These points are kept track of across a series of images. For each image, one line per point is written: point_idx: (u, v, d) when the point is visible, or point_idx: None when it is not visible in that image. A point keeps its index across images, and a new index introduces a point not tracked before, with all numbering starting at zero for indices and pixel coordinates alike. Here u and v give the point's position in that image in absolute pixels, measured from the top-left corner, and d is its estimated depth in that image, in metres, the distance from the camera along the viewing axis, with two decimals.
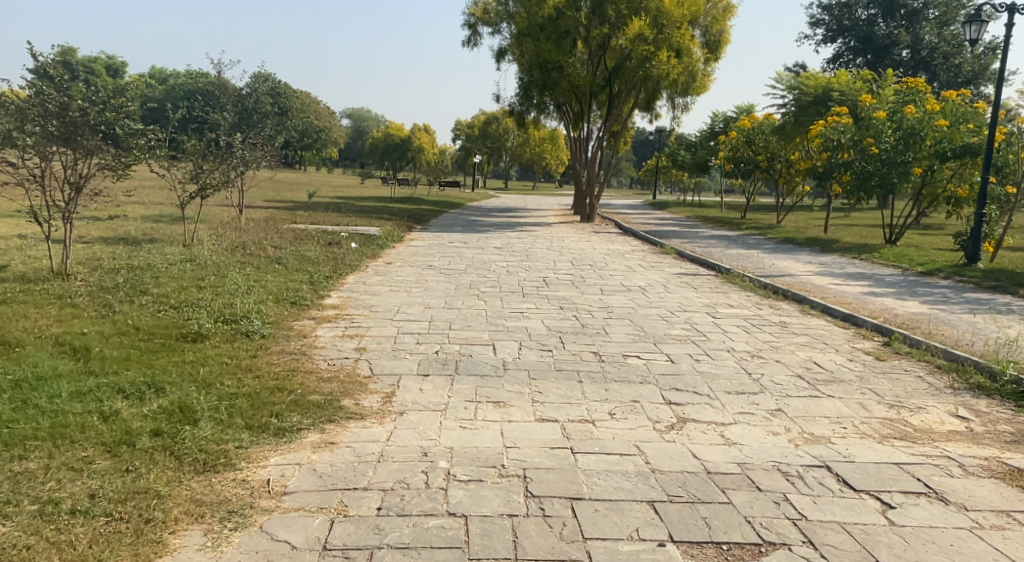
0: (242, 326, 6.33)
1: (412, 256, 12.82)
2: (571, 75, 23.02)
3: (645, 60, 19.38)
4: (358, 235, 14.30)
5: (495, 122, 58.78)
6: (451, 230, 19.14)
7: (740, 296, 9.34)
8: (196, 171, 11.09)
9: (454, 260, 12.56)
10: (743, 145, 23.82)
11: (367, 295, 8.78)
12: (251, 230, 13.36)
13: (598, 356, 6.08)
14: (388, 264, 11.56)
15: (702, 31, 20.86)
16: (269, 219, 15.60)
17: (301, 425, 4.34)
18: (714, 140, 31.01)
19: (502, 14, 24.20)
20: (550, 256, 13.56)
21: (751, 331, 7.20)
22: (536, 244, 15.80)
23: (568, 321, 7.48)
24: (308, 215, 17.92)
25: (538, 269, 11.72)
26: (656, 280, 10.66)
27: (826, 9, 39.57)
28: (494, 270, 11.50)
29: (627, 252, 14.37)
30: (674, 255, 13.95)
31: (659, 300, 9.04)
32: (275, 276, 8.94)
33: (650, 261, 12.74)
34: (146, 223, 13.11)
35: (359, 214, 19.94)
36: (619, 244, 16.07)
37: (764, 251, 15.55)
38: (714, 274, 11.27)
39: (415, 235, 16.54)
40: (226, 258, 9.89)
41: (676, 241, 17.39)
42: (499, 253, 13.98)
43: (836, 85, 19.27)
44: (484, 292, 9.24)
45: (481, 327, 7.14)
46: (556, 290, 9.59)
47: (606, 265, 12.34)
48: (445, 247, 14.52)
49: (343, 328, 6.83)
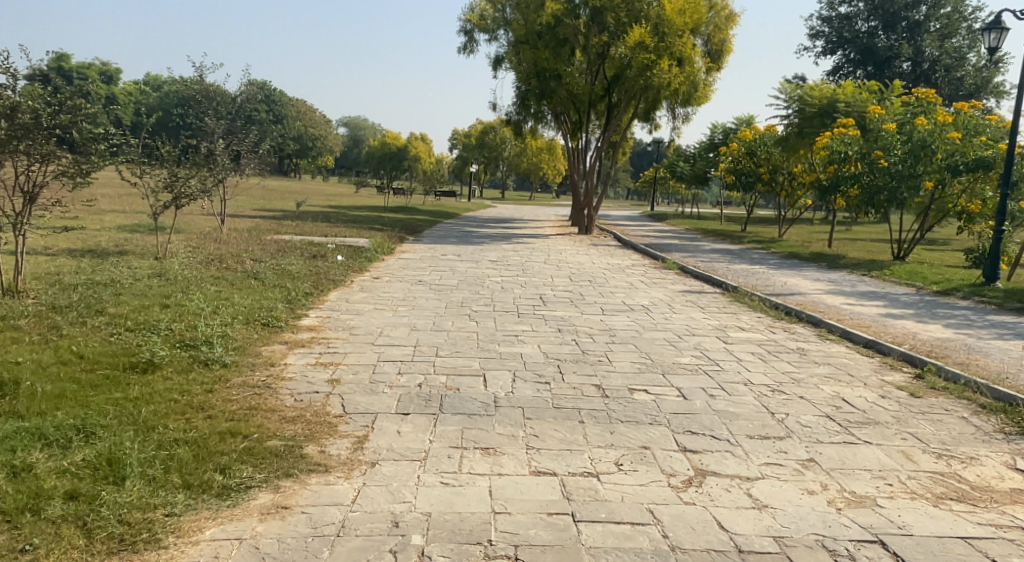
0: (201, 355, 5.64)
1: (402, 270, 12.15)
2: (569, 84, 22.45)
3: (646, 69, 18.80)
4: (345, 246, 13.64)
5: (492, 132, 58.25)
6: (444, 241, 18.47)
7: (751, 318, 8.68)
8: (170, 179, 10.37)
9: (445, 275, 11.89)
10: (744, 157, 23.25)
11: (348, 314, 8.09)
12: (232, 242, 12.66)
13: (601, 391, 5.41)
14: (375, 279, 10.89)
15: (704, 40, 20.32)
16: (253, 230, 14.91)
17: (251, 481, 3.67)
18: (714, 151, 30.49)
19: (499, 21, 23.61)
20: (546, 271, 12.91)
21: (768, 360, 6.53)
22: (532, 257, 15.16)
23: (566, 347, 6.81)
24: (296, 225, 17.24)
25: (534, 285, 11.06)
26: (660, 298, 10.01)
27: (826, 21, 39.14)
28: (487, 286, 10.83)
29: (628, 267, 13.73)
30: (677, 270, 13.30)
31: (663, 321, 8.37)
32: (249, 294, 8.25)
33: (653, 277, 12.09)
34: (120, 233, 12.43)
35: (348, 224, 19.26)
36: (619, 258, 15.42)
37: (770, 266, 14.92)
38: (721, 291, 10.62)
39: (406, 247, 15.88)
40: (199, 273, 9.21)
41: (678, 254, 16.76)
42: (493, 267, 13.32)
43: (842, 95, 18.69)
44: (475, 311, 8.56)
45: (471, 353, 6.45)
46: (552, 309, 8.94)
47: (606, 281, 11.68)
48: (437, 260, 13.86)
49: (317, 355, 6.15)
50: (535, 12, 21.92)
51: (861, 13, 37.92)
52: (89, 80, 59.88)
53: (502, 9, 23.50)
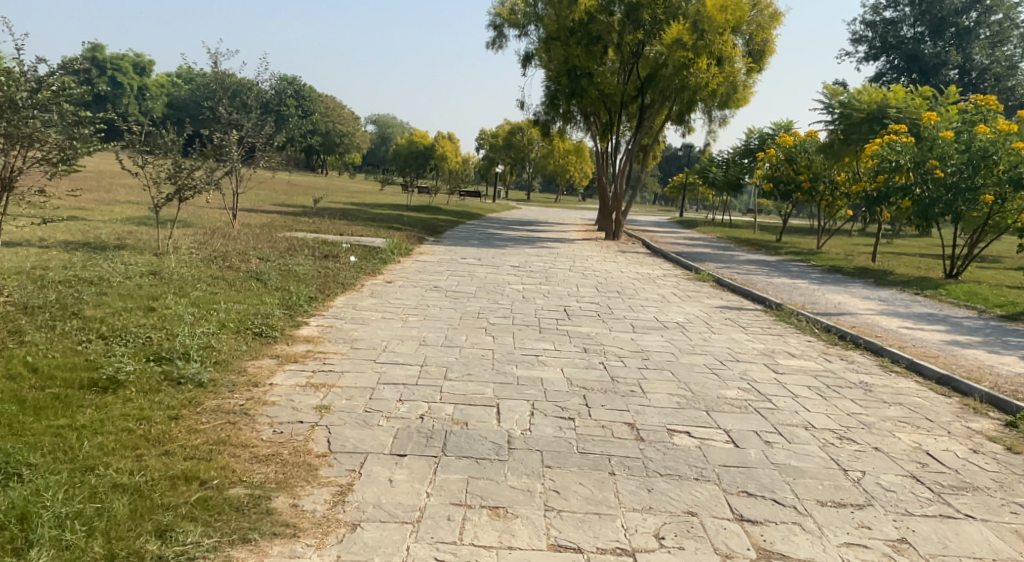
0: (174, 371, 4.90)
1: (418, 274, 11.41)
2: (600, 83, 21.62)
3: (683, 68, 17.91)
4: (360, 246, 12.96)
5: (520, 132, 57.57)
6: (465, 243, 17.75)
7: (801, 341, 7.77)
8: (173, 170, 9.72)
9: (463, 281, 11.14)
10: (783, 164, 22.21)
11: (353, 323, 7.34)
12: (241, 239, 12.03)
13: (636, 432, 4.56)
14: (388, 283, 10.16)
15: (746, 39, 19.29)
16: (266, 226, 14.30)
17: (195, 549, 2.90)
18: (749, 157, 29.44)
19: (530, 16, 22.73)
20: (572, 279, 12.08)
21: (827, 397, 5.64)
22: (556, 263, 14.34)
23: (594, 372, 5.98)
24: (312, 222, 16.64)
25: (558, 295, 10.25)
26: (696, 315, 9.13)
27: (869, 26, 37.90)
28: (507, 294, 10.04)
29: (659, 278, 12.84)
30: (713, 283, 12.40)
31: (702, 342, 7.51)
32: (247, 297, 7.53)
33: (686, 291, 11.20)
34: (126, 226, 11.88)
35: (367, 222, 18.64)
36: (649, 267, 14.55)
37: (812, 281, 13.95)
38: (763, 309, 9.71)
39: (424, 249, 15.17)
40: (198, 272, 8.55)
41: (712, 264, 15.84)
42: (515, 273, 12.52)
43: (893, 101, 17.57)
44: (493, 324, 7.78)
45: (485, 376, 5.65)
46: (578, 324, 8.12)
47: (636, 293, 10.82)
48: (456, 264, 13.12)
49: (310, 373, 5.38)
50: (568, 7, 21.10)
51: (908, 18, 36.63)
52: (121, 72, 60.35)
53: (534, 3, 22.69)
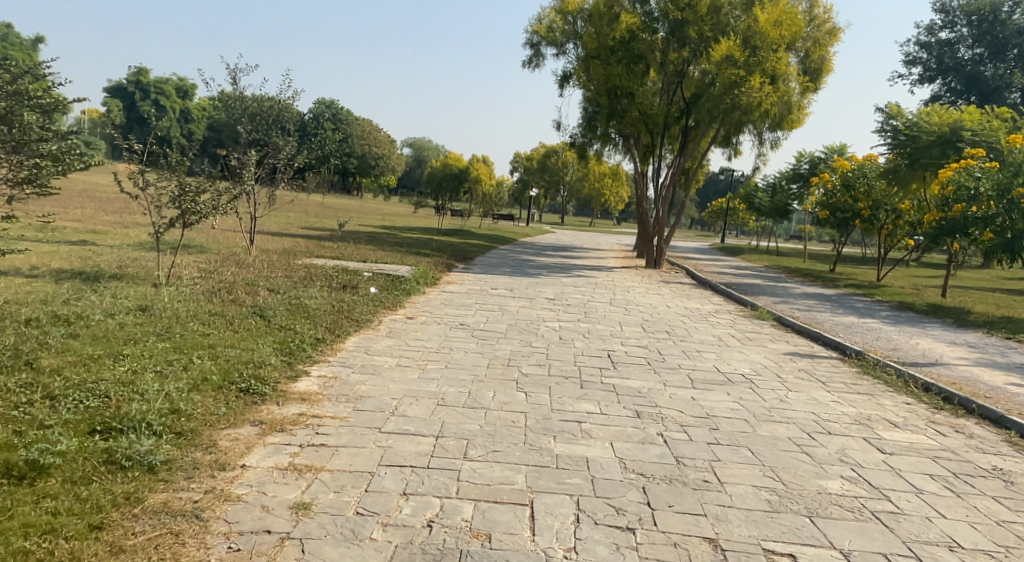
0: (118, 451, 3.83)
1: (445, 308, 10.35)
2: (642, 103, 20.58)
3: (733, 87, 16.69)
4: (383, 275, 11.97)
5: (554, 156, 57.05)
6: (497, 271, 16.69)
7: (899, 405, 6.44)
8: (177, 192, 8.81)
9: (494, 316, 10.03)
10: (840, 190, 20.90)
11: (364, 372, 6.24)
12: (255, 266, 11.12)
13: (721, 554, 3.34)
14: (410, 319, 9.09)
15: (800, 57, 17.97)
16: (285, 252, 13.40)
17: None
18: (799, 183, 28.00)
19: (569, 34, 21.79)
20: (614, 315, 10.87)
21: (961, 494, 4.34)
22: (595, 295, 13.17)
23: (652, 447, 4.75)
24: (336, 247, 15.76)
25: (601, 336, 9.05)
26: (763, 365, 7.84)
27: (924, 48, 36.52)
28: (542, 333, 8.88)
29: (710, 315, 11.56)
30: (774, 323, 11.09)
31: (778, 403, 6.23)
32: (240, 339, 6.50)
33: (745, 333, 9.90)
34: (135, 252, 11.05)
35: (395, 247, 17.72)
36: (698, 301, 13.27)
37: (882, 320, 12.54)
38: (840, 358, 8.39)
39: (453, 277, 14.14)
40: (194, 307, 7.56)
41: (767, 298, 14.50)
42: (551, 307, 11.38)
43: (968, 122, 16.11)
44: (527, 374, 6.62)
45: (516, 455, 4.47)
46: (626, 375, 6.90)
47: (688, 333, 9.57)
48: (487, 296, 12.04)
49: (297, 450, 4.26)
50: (608, 24, 20.14)
51: (965, 39, 35.18)
52: (165, 95, 61.00)
53: (573, 20, 21.75)
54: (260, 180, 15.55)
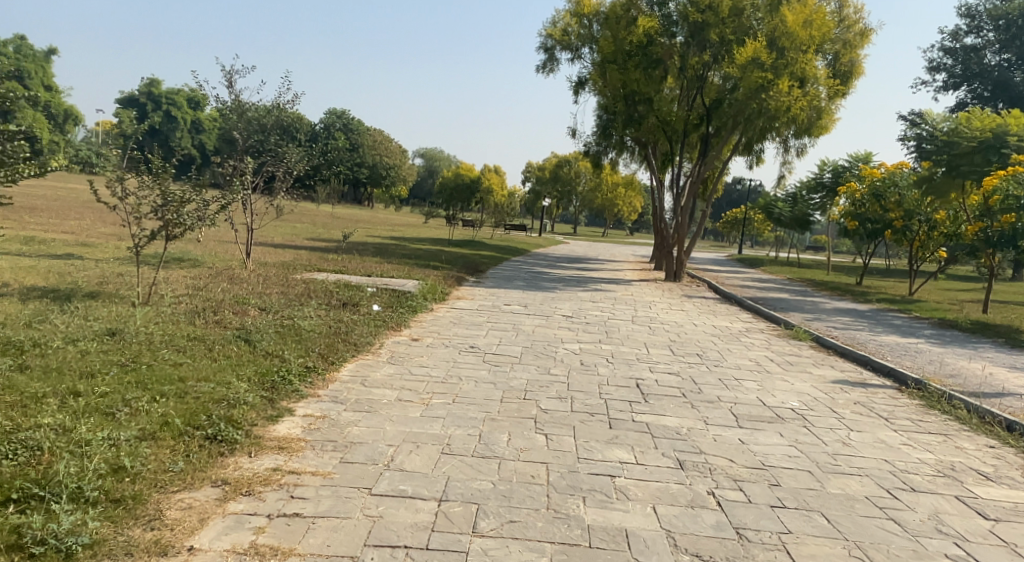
0: (28, 534, 3.00)
1: (454, 327, 9.52)
2: (660, 109, 19.76)
3: (760, 91, 15.79)
4: (388, 291, 11.14)
5: (567, 166, 56.35)
6: (510, 285, 15.86)
7: (981, 450, 5.52)
8: (159, 202, 7.98)
9: (507, 337, 9.18)
10: (868, 199, 20.02)
11: (357, 409, 5.37)
12: (250, 282, 10.33)
13: None
14: (415, 341, 8.25)
15: (830, 59, 17.01)
16: (284, 266, 12.61)
17: None
18: (822, 193, 27.02)
19: (584, 38, 20.96)
20: (638, 335, 9.98)
21: None
22: (615, 312, 12.29)
23: (705, 515, 3.85)
24: (340, 259, 14.98)
25: (626, 360, 8.16)
26: (813, 397, 6.92)
27: (949, 53, 35.63)
28: (561, 357, 8.02)
29: (741, 335, 10.66)
30: (813, 344, 10.17)
31: (842, 448, 5.32)
32: (217, 370, 5.66)
33: (784, 357, 8.99)
34: (122, 267, 10.30)
35: (402, 260, 16.96)
36: (726, 319, 12.36)
37: (928, 340, 11.59)
38: (898, 389, 7.44)
39: (463, 292, 13.31)
40: (171, 331, 6.74)
41: (798, 315, 13.58)
42: (569, 326, 10.52)
43: (1012, 128, 15.14)
44: (546, 410, 5.73)
45: (538, 527, 3.59)
46: (659, 411, 5.99)
47: (722, 357, 8.67)
48: (500, 313, 11.19)
49: (263, 523, 3.41)
50: (625, 27, 19.32)
51: (992, 44, 34.28)
52: (176, 106, 60.69)
53: (589, 24, 20.92)
54: (256, 189, 14.62)
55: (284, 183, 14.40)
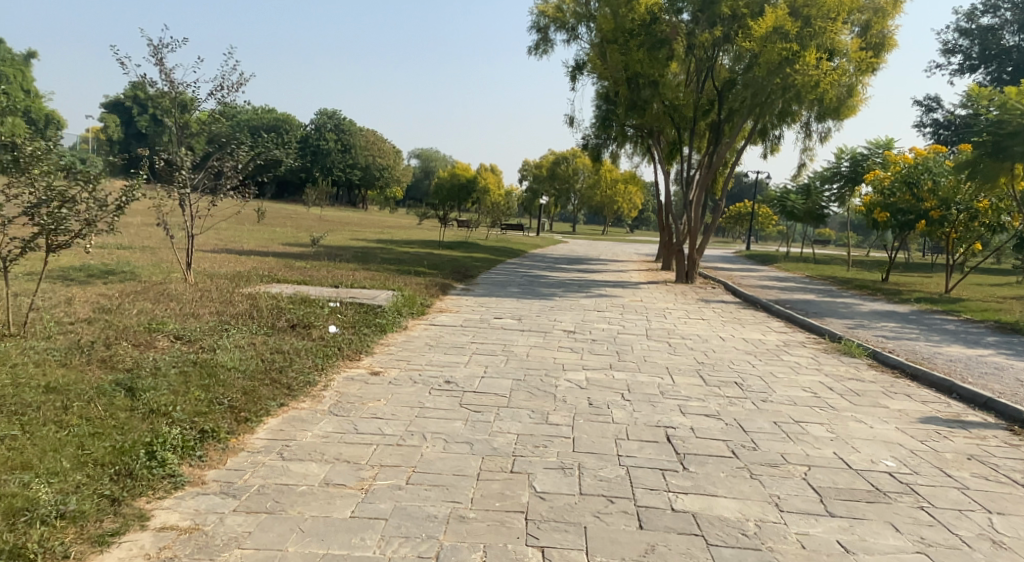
0: None
1: (430, 352, 7.67)
2: (665, 93, 17.93)
3: (783, 65, 14.01)
4: (353, 307, 9.26)
5: (564, 163, 56.00)
6: (503, 292, 14.02)
7: None
8: (33, 202, 6.09)
9: (494, 364, 7.31)
10: (900, 187, 18.18)
11: (253, 509, 3.50)
12: (182, 299, 8.44)
13: None
14: (374, 376, 6.39)
15: (858, 31, 15.09)
16: (236, 277, 10.71)
17: None
18: (839, 184, 25.19)
19: (581, 16, 18.97)
20: (656, 356, 8.14)
21: None
22: (626, 324, 10.44)
23: None
24: (308, 268, 13.09)
25: (648, 395, 6.29)
26: (908, 451, 5.06)
27: (964, 34, 33.80)
28: (563, 395, 6.15)
29: (780, 352, 8.81)
30: (870, 363, 8.33)
31: (999, 556, 3.46)
32: (48, 450, 3.77)
33: (844, 385, 7.15)
34: (25, 284, 8.44)
35: (383, 266, 15.09)
36: (756, 330, 10.53)
37: (997, 350, 9.78)
38: (1014, 434, 5.59)
39: (447, 303, 11.47)
40: (21, 379, 4.87)
41: (836, 323, 11.77)
42: (571, 345, 8.67)
43: None
44: (544, 497, 3.87)
45: None
46: (708, 487, 4.12)
47: (768, 387, 6.82)
48: (489, 331, 9.31)
49: None
50: (626, 3, 17.18)
51: (1010, 24, 32.59)
52: None
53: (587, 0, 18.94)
54: (198, 190, 11.87)
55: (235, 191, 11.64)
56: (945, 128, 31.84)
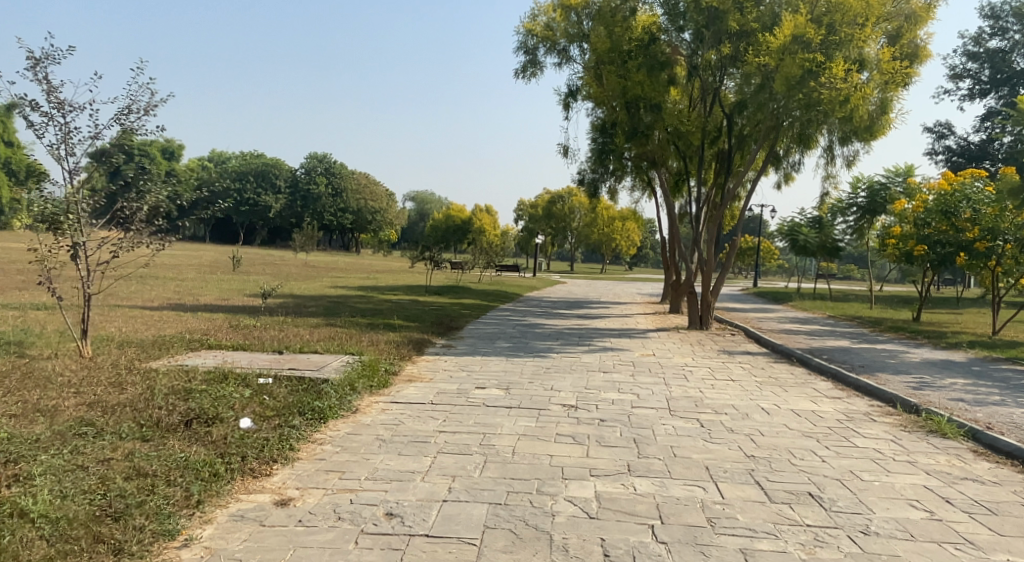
0: None
1: (376, 453, 5.51)
2: (669, 118, 16.01)
3: (806, 78, 12.21)
4: (290, 382, 7.22)
5: (560, 202, 54.68)
6: (491, 348, 11.91)
7: None
8: None
9: (465, 471, 5.16)
10: (935, 217, 16.35)
11: None
12: (56, 381, 6.42)
13: None
14: (277, 509, 4.26)
15: (888, 40, 13.29)
16: (156, 344, 8.69)
17: None
18: (856, 215, 23.29)
19: (573, 36, 17.27)
20: (689, 448, 5.99)
21: None
22: (639, 392, 8.31)
23: None
24: (257, 327, 11.00)
25: (690, 531, 4.15)
26: None
27: (972, 58, 32.26)
28: (561, 537, 4.00)
29: (849, 434, 6.66)
30: (974, 449, 6.18)
31: None
32: None
33: (963, 494, 5.00)
34: None
35: (352, 320, 13.00)
36: (804, 396, 8.40)
37: None
38: None
39: (419, 369, 9.34)
40: None
41: (894, 381, 9.64)
42: (573, 429, 6.53)
43: None
44: None
45: None
46: None
47: (861, 506, 4.67)
48: (465, 410, 7.19)
49: None
50: (622, 21, 15.69)
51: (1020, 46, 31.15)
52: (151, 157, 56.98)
53: (580, 19, 17.20)
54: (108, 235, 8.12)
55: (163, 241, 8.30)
56: (958, 155, 30.09)
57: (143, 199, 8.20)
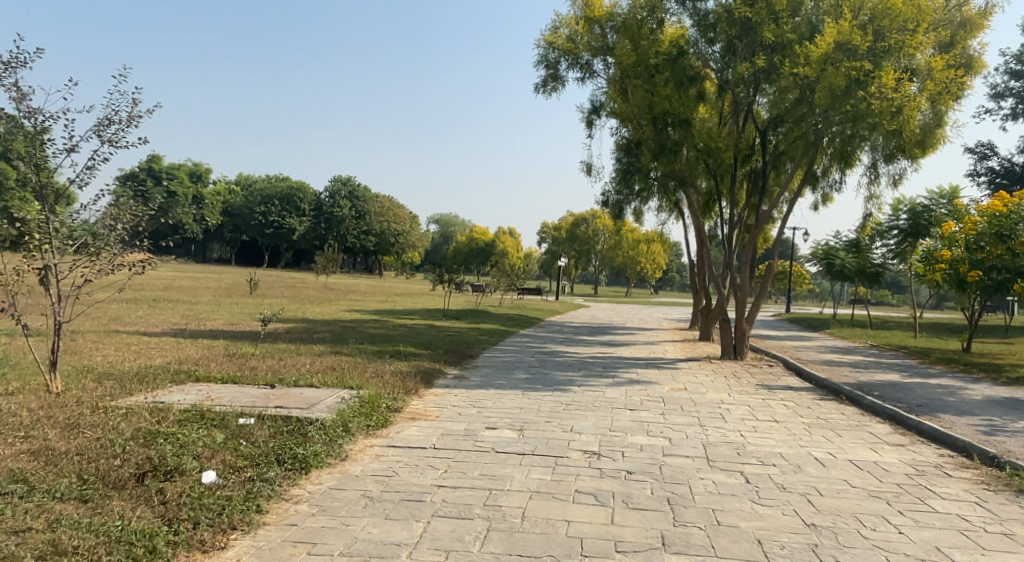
0: None
1: (359, 517, 4.60)
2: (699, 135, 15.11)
3: (852, 87, 11.23)
4: (274, 425, 6.35)
5: (584, 224, 53.76)
6: (506, 380, 10.97)
7: None
8: None
9: (461, 545, 4.22)
10: (990, 240, 15.18)
11: None
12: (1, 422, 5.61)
13: None
14: None
15: (939, 49, 12.30)
16: (137, 377, 7.88)
17: None
18: (897, 239, 22.05)
19: (596, 50, 16.49)
20: (735, 513, 4.99)
21: None
22: (671, 437, 7.30)
23: None
24: (255, 356, 10.19)
25: None
26: None
27: (1014, 76, 30.90)
28: None
29: (924, 494, 5.60)
30: None
31: None
32: None
33: None
34: None
35: (360, 348, 12.16)
36: (860, 442, 7.33)
37: None
38: None
39: (425, 405, 8.44)
40: None
41: (959, 423, 8.52)
42: (596, 484, 5.57)
43: None
44: None
45: None
46: None
47: None
48: (471, 457, 6.25)
49: None
50: (649, 34, 14.88)
51: None
52: (178, 180, 57.41)
53: (604, 32, 16.41)
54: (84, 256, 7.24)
55: (142, 262, 7.44)
56: (1002, 176, 28.68)
57: (119, 216, 7.37)
